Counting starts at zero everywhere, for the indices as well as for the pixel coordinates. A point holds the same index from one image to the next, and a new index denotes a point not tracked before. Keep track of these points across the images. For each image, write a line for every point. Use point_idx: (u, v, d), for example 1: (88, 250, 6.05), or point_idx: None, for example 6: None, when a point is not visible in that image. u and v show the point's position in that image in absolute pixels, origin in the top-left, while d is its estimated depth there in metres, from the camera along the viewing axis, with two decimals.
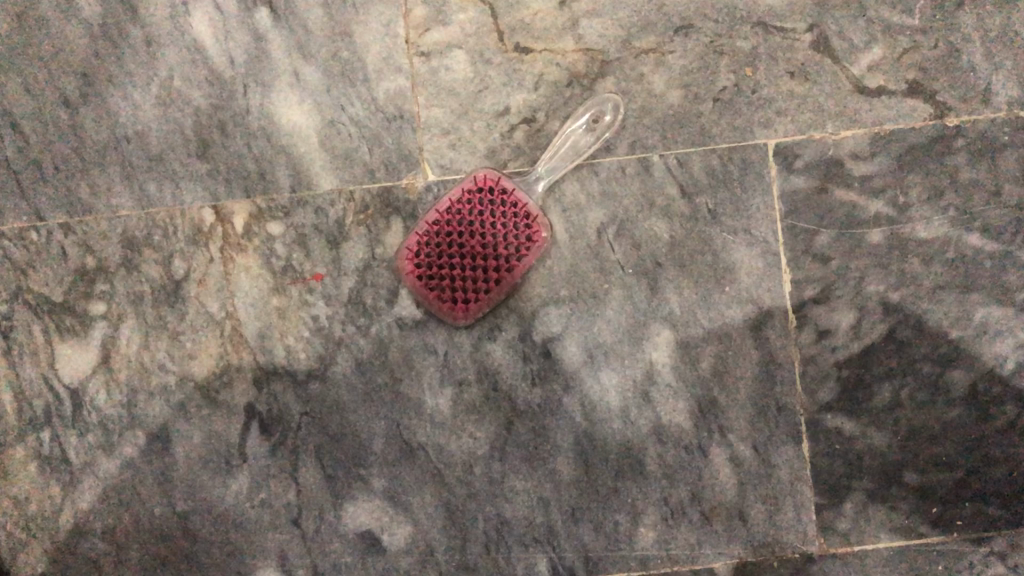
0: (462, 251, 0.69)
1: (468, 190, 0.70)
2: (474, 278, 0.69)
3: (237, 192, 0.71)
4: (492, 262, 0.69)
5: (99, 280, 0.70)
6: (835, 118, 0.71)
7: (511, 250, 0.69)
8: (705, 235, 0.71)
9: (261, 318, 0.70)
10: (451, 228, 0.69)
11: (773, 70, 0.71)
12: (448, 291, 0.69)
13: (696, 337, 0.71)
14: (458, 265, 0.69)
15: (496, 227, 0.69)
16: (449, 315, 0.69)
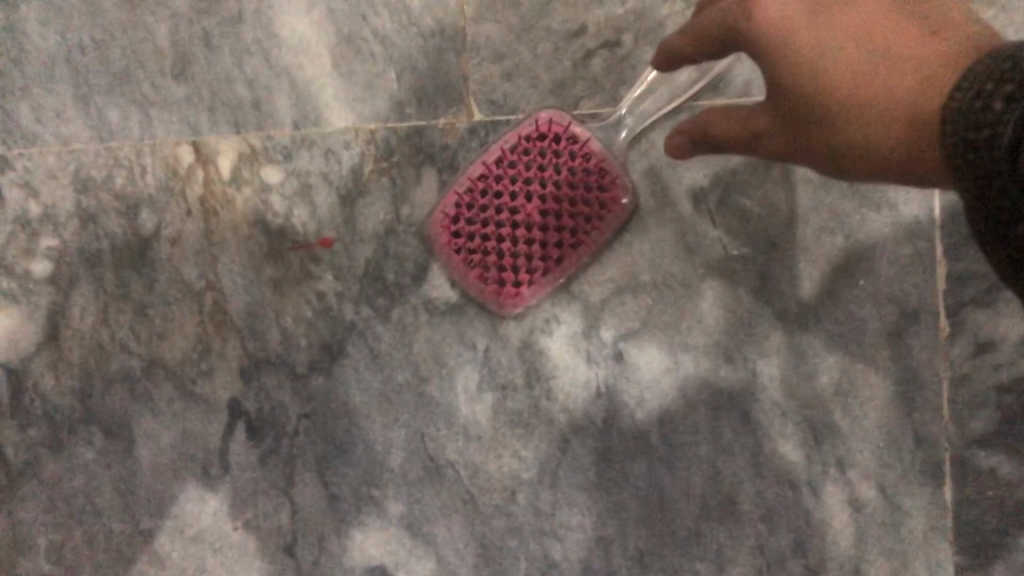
0: (513, 217, 0.52)
1: (527, 136, 0.52)
2: (528, 254, 0.52)
3: (224, 125, 0.54)
4: (554, 235, 0.52)
5: (45, 233, 0.54)
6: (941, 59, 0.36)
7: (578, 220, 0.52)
8: (836, 210, 0.54)
9: (251, 292, 0.54)
10: (501, 186, 0.52)
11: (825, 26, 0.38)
12: (493, 269, 0.53)
13: (817, 344, 0.54)
14: (507, 236, 0.52)
15: (559, 189, 0.52)
16: (494, 302, 0.53)
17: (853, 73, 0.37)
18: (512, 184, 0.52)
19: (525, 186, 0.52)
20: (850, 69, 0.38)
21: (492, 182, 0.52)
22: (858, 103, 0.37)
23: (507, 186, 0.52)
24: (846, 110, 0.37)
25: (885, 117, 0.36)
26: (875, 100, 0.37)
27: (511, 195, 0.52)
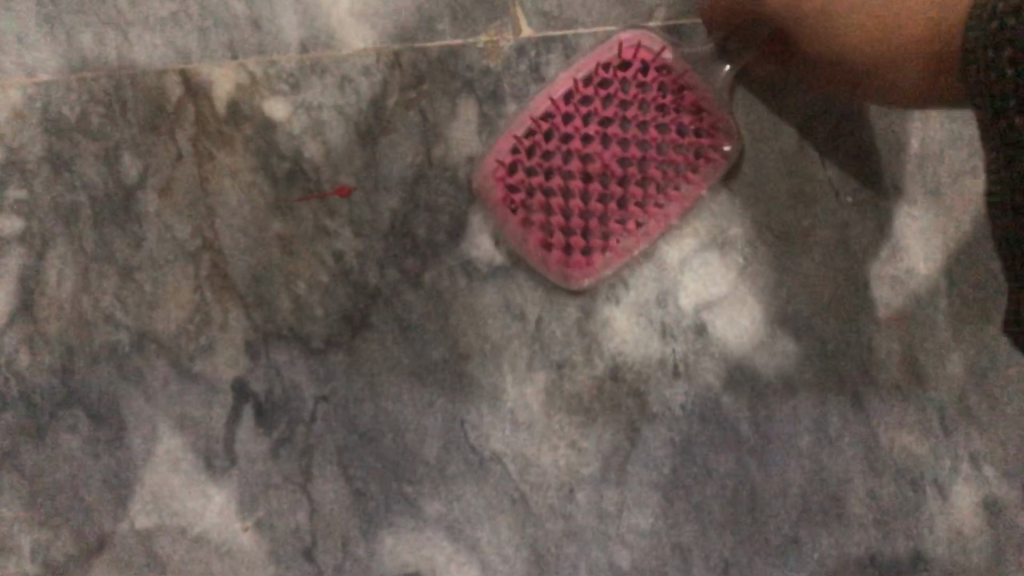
0: (584, 165, 0.42)
1: (605, 63, 0.42)
2: (602, 212, 0.42)
3: (218, 49, 0.45)
4: (641, 188, 0.42)
5: (10, 183, 0.45)
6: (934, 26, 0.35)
7: (668, 169, 0.42)
8: (970, 146, 0.45)
9: (256, 252, 0.46)
10: (570, 125, 0.42)
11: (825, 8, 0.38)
12: (557, 232, 0.42)
13: (947, 312, 0.45)
14: (575, 189, 0.42)
15: (644, 129, 0.42)
16: (558, 272, 0.43)
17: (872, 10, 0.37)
18: (585, 125, 0.42)
19: (602, 126, 0.42)
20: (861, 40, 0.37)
21: (558, 121, 0.42)
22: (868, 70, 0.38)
23: (580, 127, 0.42)
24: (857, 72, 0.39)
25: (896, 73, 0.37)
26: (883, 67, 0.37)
27: (584, 138, 0.42)
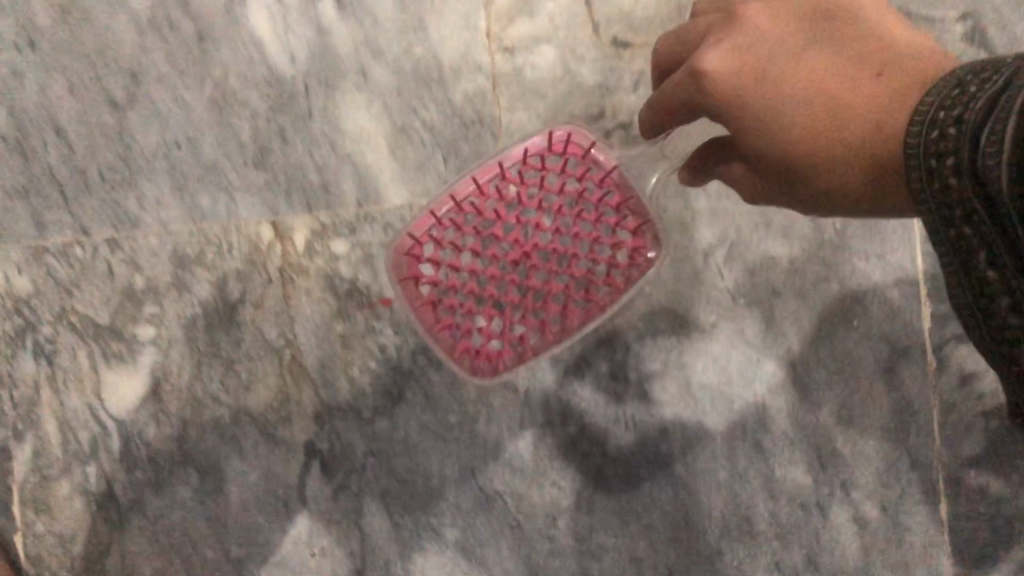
0: (498, 255, 0.54)
1: (528, 164, 0.55)
2: (509, 298, 0.53)
3: (299, 206, 0.64)
4: (553, 283, 0.53)
5: (148, 302, 0.64)
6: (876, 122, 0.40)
7: (571, 267, 0.54)
8: (830, 260, 0.61)
9: (323, 348, 0.63)
10: (491, 218, 0.54)
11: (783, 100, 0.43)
12: (469, 313, 0.54)
13: (819, 380, 0.61)
14: (489, 275, 0.54)
15: (554, 229, 0.53)
16: (466, 355, 0.54)
17: (824, 114, 0.42)
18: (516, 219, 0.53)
19: (517, 222, 0.54)
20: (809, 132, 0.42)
21: (482, 211, 0.54)
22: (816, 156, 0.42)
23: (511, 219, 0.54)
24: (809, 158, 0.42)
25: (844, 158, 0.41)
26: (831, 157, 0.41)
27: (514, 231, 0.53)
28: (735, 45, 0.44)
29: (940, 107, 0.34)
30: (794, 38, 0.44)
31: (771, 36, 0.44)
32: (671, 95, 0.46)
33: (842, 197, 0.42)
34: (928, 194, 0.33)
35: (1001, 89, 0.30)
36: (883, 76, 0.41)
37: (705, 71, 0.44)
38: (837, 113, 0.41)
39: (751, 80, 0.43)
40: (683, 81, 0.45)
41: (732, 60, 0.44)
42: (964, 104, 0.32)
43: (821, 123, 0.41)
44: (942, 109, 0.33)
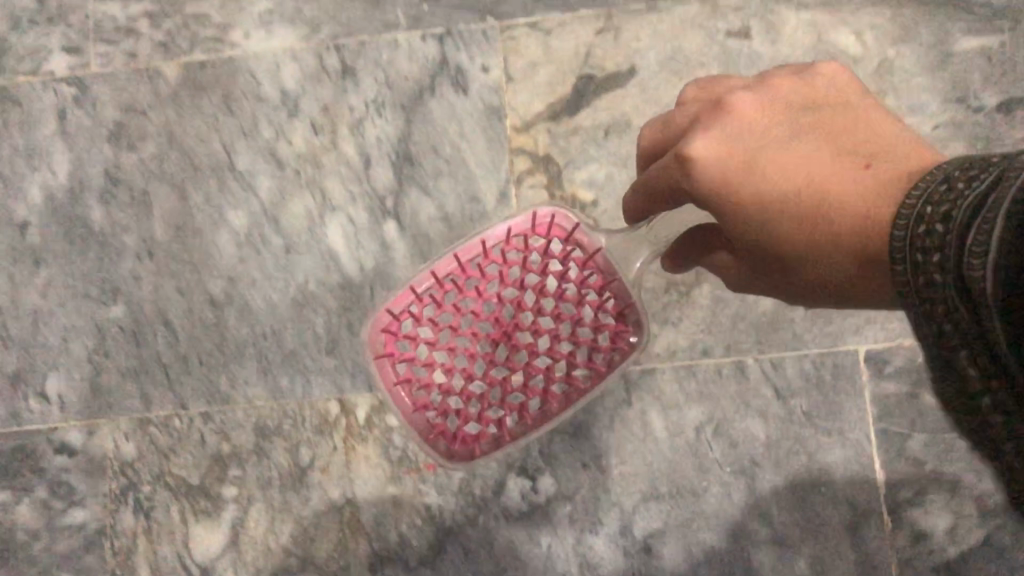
0: (479, 335, 0.60)
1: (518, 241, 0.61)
2: (489, 378, 0.60)
3: (360, 386, 0.77)
4: (534, 365, 0.59)
5: (232, 465, 0.77)
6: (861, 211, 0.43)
7: (553, 350, 0.60)
8: (800, 435, 0.74)
9: (377, 506, 0.75)
10: (472, 295, 0.60)
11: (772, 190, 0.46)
12: (447, 389, 0.59)
13: (794, 537, 0.73)
14: (473, 355, 0.60)
15: (534, 312, 0.60)
16: (443, 435, 0.59)
17: (815, 203, 0.45)
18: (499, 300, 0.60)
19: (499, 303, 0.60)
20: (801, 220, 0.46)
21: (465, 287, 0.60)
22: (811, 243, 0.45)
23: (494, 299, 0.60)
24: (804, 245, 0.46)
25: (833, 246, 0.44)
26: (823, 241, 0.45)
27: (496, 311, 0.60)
28: (722, 129, 0.48)
29: (925, 203, 0.35)
30: (787, 130, 0.48)
31: (760, 125, 0.49)
32: (662, 176, 0.50)
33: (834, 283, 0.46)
34: (908, 281, 0.34)
35: (980, 195, 0.31)
36: (870, 167, 0.44)
37: (692, 155, 0.47)
38: (822, 202, 0.45)
39: (739, 166, 0.47)
40: (671, 164, 0.49)
41: (720, 143, 0.48)
42: (953, 199, 0.32)
43: (810, 212, 0.45)
44: (930, 203, 0.34)
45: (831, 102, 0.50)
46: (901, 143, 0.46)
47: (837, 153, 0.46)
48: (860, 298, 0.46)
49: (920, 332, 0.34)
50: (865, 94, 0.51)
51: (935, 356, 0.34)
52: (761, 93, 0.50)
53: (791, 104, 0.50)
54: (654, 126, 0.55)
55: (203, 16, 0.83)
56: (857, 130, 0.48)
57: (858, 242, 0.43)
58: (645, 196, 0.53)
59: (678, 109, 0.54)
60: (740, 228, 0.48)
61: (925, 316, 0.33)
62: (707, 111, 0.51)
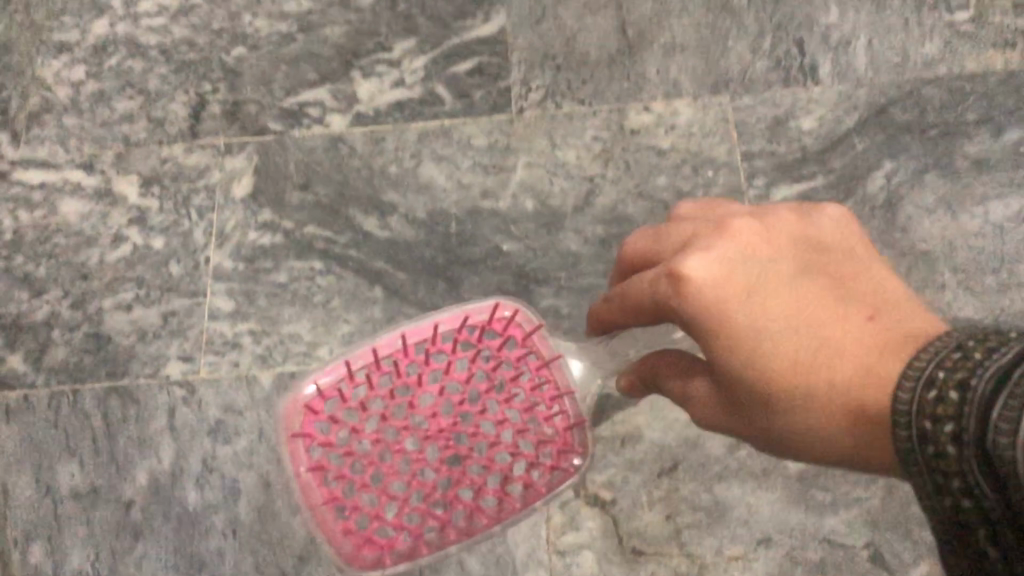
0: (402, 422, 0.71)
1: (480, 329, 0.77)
2: (399, 471, 0.71)
3: None
4: (446, 462, 0.71)
5: None
6: (846, 359, 0.60)
7: (468, 445, 0.72)
8: None
9: None
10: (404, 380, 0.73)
11: (762, 332, 0.64)
12: (360, 478, 0.70)
13: None
14: (397, 439, 0.71)
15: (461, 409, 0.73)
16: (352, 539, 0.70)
17: (805, 345, 0.63)
18: (436, 405, 0.72)
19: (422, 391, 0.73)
20: (786, 354, 0.63)
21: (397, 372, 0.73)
22: (797, 376, 0.62)
23: (420, 387, 0.72)
24: (787, 379, 0.63)
25: (815, 386, 0.61)
26: (809, 380, 0.62)
27: (436, 413, 0.72)
28: (719, 254, 0.66)
29: (939, 366, 0.47)
30: (787, 276, 0.66)
31: (752, 251, 0.67)
32: (655, 287, 0.67)
33: (813, 430, 0.62)
34: (909, 427, 0.48)
35: (1004, 369, 0.42)
36: (871, 320, 0.62)
37: (688, 275, 0.65)
38: (817, 347, 0.62)
39: (735, 290, 0.65)
40: (667, 279, 0.66)
41: (715, 266, 0.65)
42: (970, 370, 0.45)
43: (800, 352, 0.63)
44: (937, 366, 0.47)
45: (826, 243, 0.69)
46: (895, 304, 0.64)
47: (837, 305, 0.64)
48: (819, 435, 0.62)
49: (915, 463, 0.47)
50: (866, 251, 0.69)
51: (926, 490, 0.47)
52: (762, 227, 0.69)
53: (790, 240, 0.69)
54: (650, 242, 0.73)
55: (297, 335, 1.07)
56: (848, 279, 0.66)
57: (844, 385, 0.59)
58: (631, 304, 0.71)
59: (671, 224, 0.73)
60: (728, 354, 0.65)
61: (933, 455, 0.45)
62: (710, 227, 0.69)
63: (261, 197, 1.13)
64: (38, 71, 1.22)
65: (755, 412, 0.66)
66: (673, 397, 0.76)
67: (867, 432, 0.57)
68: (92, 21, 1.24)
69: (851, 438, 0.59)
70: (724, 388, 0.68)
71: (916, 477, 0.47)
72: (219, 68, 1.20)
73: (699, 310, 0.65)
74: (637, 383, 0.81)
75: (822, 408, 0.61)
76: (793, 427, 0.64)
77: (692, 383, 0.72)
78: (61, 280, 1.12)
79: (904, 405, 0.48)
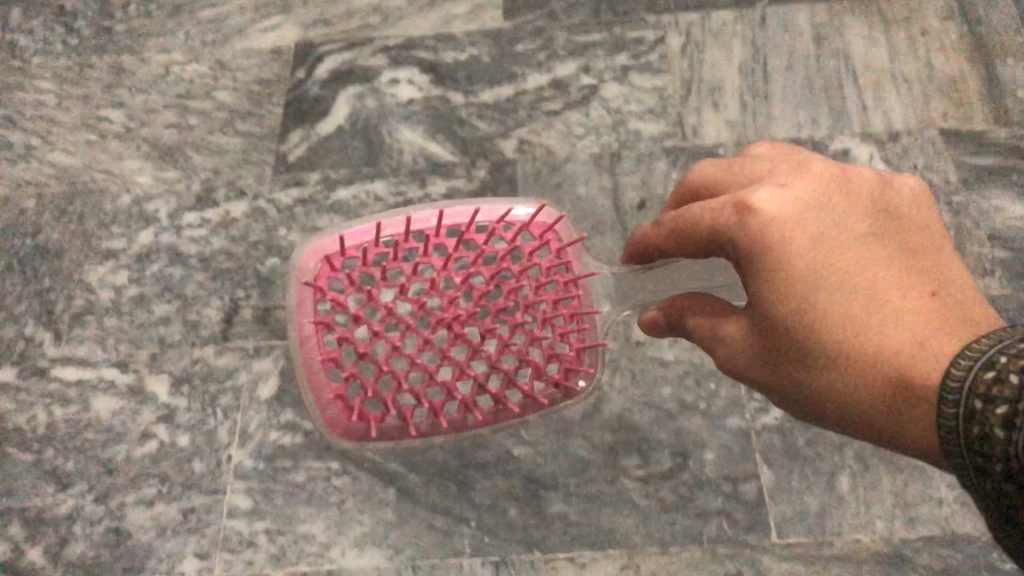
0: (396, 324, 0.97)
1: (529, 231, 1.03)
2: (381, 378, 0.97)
3: None
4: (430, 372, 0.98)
5: None
6: (905, 317, 0.73)
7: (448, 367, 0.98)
8: None
9: None
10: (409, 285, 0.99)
11: (818, 283, 0.76)
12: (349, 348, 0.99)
13: None
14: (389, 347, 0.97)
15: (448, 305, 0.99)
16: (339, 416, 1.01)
17: (865, 303, 0.74)
18: (453, 298, 0.97)
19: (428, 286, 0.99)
20: (844, 311, 0.75)
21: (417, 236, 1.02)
22: (845, 321, 0.74)
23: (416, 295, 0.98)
24: (835, 326, 0.75)
25: (862, 342, 0.73)
26: (860, 334, 0.73)
27: (452, 305, 0.97)
28: (790, 196, 0.78)
29: (1004, 351, 0.58)
30: (856, 229, 0.78)
31: (827, 197, 0.79)
32: (718, 216, 0.79)
33: (839, 382, 0.75)
34: (959, 404, 0.60)
35: None
36: (932, 295, 0.74)
37: (762, 209, 0.77)
38: (869, 301, 0.74)
39: (802, 229, 0.77)
40: (736, 209, 0.78)
41: (784, 205, 0.78)
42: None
43: (860, 309, 0.74)
44: (999, 351, 0.58)
45: (903, 209, 0.81)
46: (957, 286, 0.75)
47: (899, 269, 0.76)
48: (845, 391, 0.74)
49: (957, 431, 0.59)
50: (935, 223, 0.81)
51: (966, 458, 0.59)
52: (843, 183, 0.81)
53: (870, 201, 0.80)
54: (722, 171, 0.87)
55: (310, 534, 1.16)
56: (918, 247, 0.78)
57: (894, 346, 0.71)
58: (684, 228, 0.83)
59: (744, 163, 0.86)
60: (775, 293, 0.77)
61: (980, 433, 0.57)
62: (788, 172, 0.82)
63: (286, 397, 1.23)
64: (84, 275, 1.34)
65: (779, 353, 0.79)
66: (698, 335, 0.87)
67: (908, 399, 0.69)
68: (138, 231, 1.38)
69: (886, 396, 0.71)
70: (754, 322, 0.80)
71: (955, 450, 0.60)
72: (253, 275, 1.32)
73: (757, 243, 0.77)
74: (662, 322, 0.92)
75: (862, 364, 0.73)
76: (823, 381, 0.76)
77: (723, 324, 0.84)
78: (88, 474, 1.20)
79: (960, 381, 0.60)
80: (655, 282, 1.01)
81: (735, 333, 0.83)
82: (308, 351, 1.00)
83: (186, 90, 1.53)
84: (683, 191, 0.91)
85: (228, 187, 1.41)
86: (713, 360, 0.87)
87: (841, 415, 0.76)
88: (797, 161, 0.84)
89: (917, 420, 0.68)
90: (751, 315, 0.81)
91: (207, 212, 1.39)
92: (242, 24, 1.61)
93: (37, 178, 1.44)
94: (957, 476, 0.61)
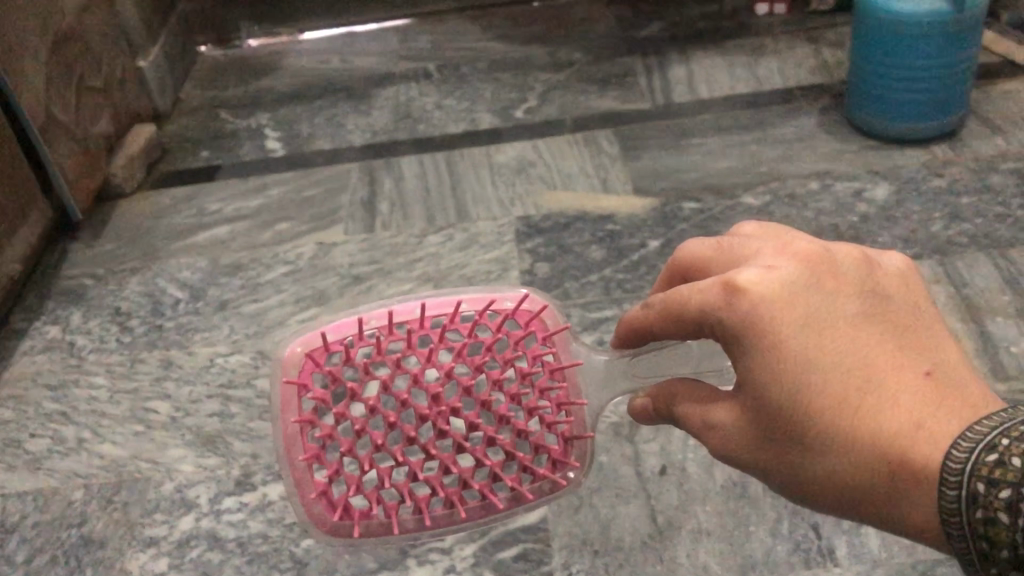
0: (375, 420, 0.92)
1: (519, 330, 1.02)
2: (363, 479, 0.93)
3: None
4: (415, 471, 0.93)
5: None
6: (905, 407, 0.75)
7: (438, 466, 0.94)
8: None
9: None
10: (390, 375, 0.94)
11: (808, 368, 0.77)
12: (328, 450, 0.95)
13: None
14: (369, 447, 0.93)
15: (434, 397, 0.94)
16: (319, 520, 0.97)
17: (862, 389, 0.76)
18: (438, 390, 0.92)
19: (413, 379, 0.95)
20: (839, 391, 0.77)
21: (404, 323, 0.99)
22: (839, 406, 0.77)
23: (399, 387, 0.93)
24: (830, 411, 0.77)
25: (859, 428, 0.76)
26: (856, 420, 0.76)
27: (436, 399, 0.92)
28: (777, 275, 0.80)
29: (1004, 435, 0.64)
30: (846, 309, 0.80)
31: (815, 278, 0.80)
32: (706, 297, 0.80)
33: (833, 463, 0.78)
34: (961, 487, 0.66)
35: None
36: (927, 376, 0.77)
37: (751, 291, 0.78)
38: (869, 384, 0.76)
39: (792, 310, 0.78)
40: (724, 291, 0.79)
41: (772, 284, 0.79)
42: None
43: (853, 394, 0.76)
44: (999, 435, 0.65)
45: (890, 289, 0.83)
46: (952, 368, 0.78)
47: (894, 350, 0.78)
48: (846, 474, 0.78)
49: (960, 514, 0.66)
50: (924, 303, 0.84)
51: (971, 537, 0.65)
52: (830, 261, 0.82)
53: (859, 279, 0.82)
54: (706, 246, 0.89)
55: None
56: (909, 326, 0.80)
57: (895, 431, 0.74)
58: (674, 310, 0.84)
59: (732, 241, 0.88)
60: (769, 377, 0.79)
61: (986, 517, 0.63)
62: (775, 251, 0.83)
63: None
64: (125, 563, 1.38)
65: (772, 431, 0.81)
66: (688, 423, 0.89)
67: (913, 483, 0.73)
68: (179, 517, 1.43)
69: (887, 482, 0.75)
70: (743, 401, 0.83)
71: (959, 531, 0.66)
72: (288, 558, 1.36)
73: (747, 324, 0.79)
74: (650, 408, 0.95)
75: (856, 448, 0.76)
76: (819, 462, 0.79)
77: (714, 411, 0.86)
78: None
79: (959, 465, 0.67)
80: (643, 369, 1.00)
81: (723, 415, 0.85)
82: (294, 450, 0.96)
83: (228, 380, 1.64)
84: (669, 271, 0.93)
85: (266, 470, 1.48)
86: (704, 447, 0.88)
87: (839, 494, 0.80)
88: (782, 239, 0.86)
89: (921, 503, 0.73)
90: (742, 399, 0.83)
91: (245, 496, 1.45)
92: (284, 316, 1.77)
93: (85, 469, 1.53)
94: (963, 558, 0.67)
